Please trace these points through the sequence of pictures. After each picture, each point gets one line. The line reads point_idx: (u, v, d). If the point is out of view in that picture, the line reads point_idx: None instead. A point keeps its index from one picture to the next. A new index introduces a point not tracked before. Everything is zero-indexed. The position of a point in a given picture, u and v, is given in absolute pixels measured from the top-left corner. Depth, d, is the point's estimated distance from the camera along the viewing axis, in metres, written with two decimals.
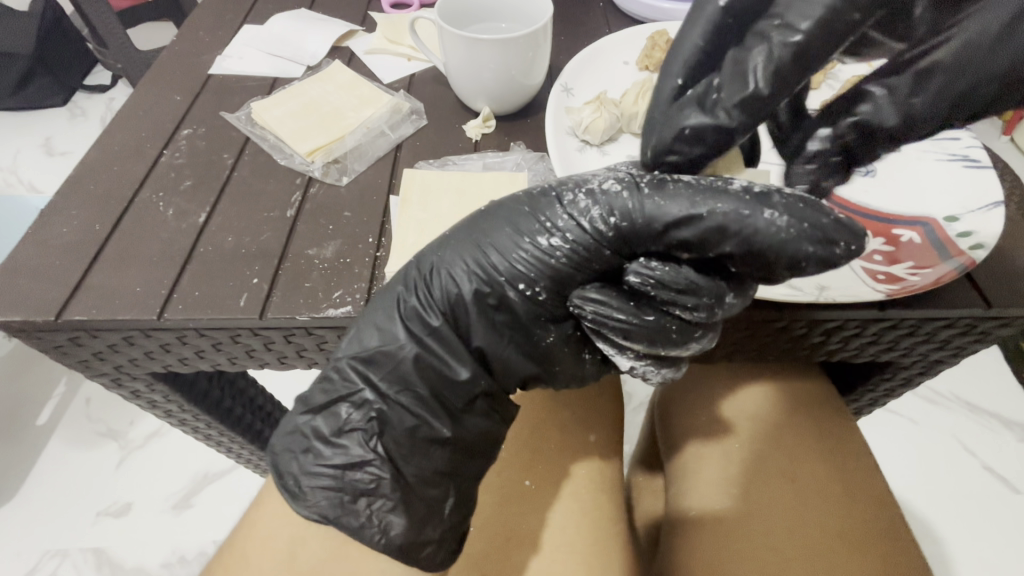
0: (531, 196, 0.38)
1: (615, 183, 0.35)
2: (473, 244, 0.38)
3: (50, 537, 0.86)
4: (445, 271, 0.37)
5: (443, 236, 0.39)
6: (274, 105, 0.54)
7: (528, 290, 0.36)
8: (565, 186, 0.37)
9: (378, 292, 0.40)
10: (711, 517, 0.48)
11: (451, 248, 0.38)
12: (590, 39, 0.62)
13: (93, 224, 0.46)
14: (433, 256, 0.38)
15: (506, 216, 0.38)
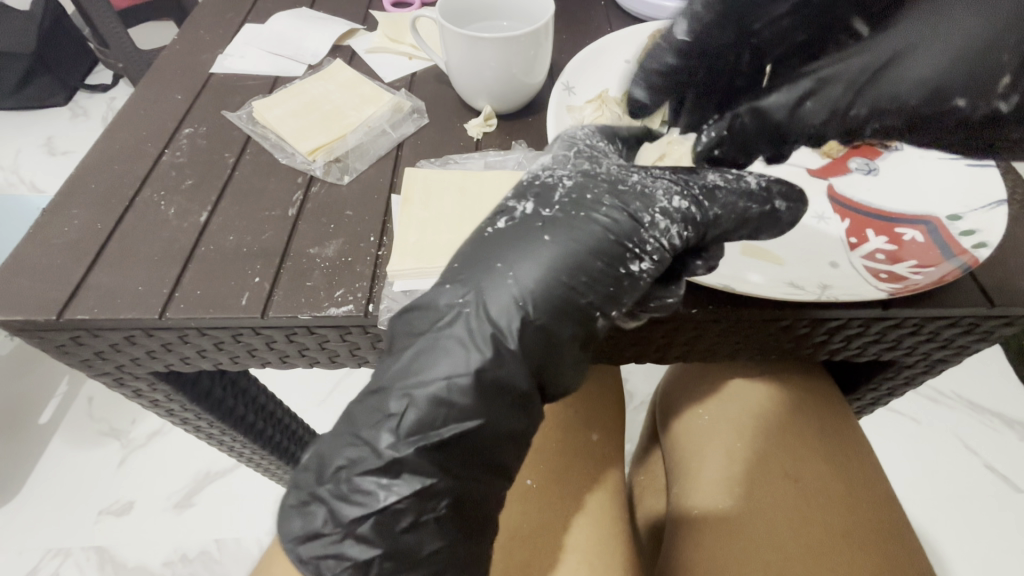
0: (580, 207, 0.35)
1: (680, 197, 0.36)
2: (548, 274, 0.33)
3: (54, 536, 0.86)
4: (518, 300, 0.32)
5: (502, 274, 0.33)
6: (275, 104, 0.54)
7: (620, 312, 0.35)
8: (634, 203, 0.35)
9: (425, 347, 0.32)
10: (713, 515, 0.48)
11: (524, 282, 0.32)
12: (591, 37, 0.62)
13: (95, 224, 0.46)
14: (477, 293, 0.33)
15: (579, 240, 0.33)
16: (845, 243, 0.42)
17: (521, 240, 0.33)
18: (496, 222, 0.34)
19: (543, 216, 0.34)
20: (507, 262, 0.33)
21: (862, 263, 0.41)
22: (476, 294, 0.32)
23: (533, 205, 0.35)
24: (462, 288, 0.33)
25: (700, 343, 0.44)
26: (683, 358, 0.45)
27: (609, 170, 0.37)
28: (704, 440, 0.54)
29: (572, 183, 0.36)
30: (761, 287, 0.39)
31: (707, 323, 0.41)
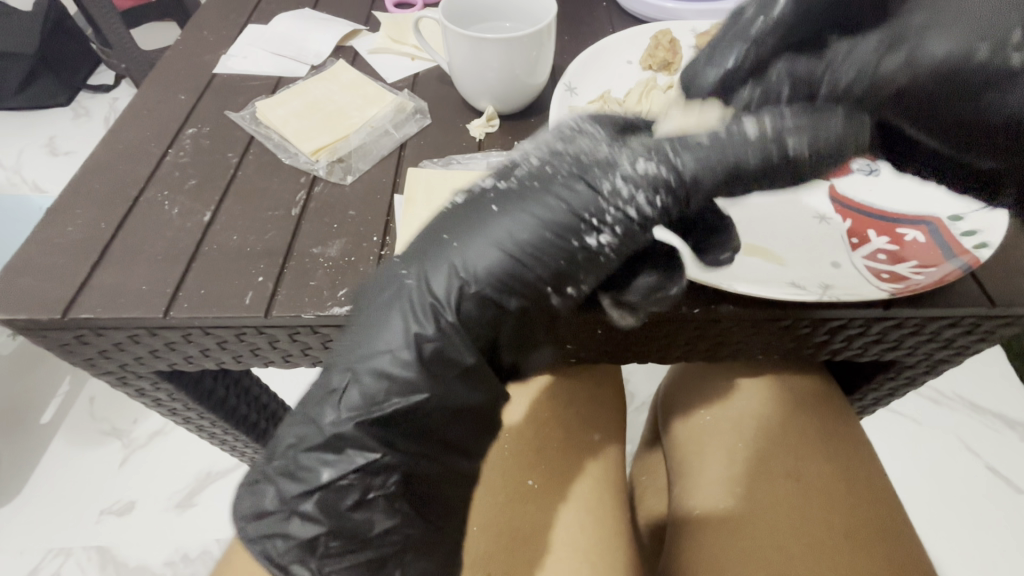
0: (538, 179, 0.32)
1: (646, 160, 0.31)
2: (499, 253, 0.32)
3: (55, 535, 0.86)
4: (463, 280, 0.32)
5: (453, 248, 0.32)
6: (278, 104, 0.54)
7: (574, 290, 0.33)
8: (591, 171, 0.32)
9: (375, 318, 0.33)
10: (713, 515, 0.48)
11: (472, 260, 0.32)
12: (593, 38, 0.62)
13: (98, 223, 0.46)
14: (421, 270, 0.33)
15: (530, 213, 0.32)
16: (848, 243, 0.43)
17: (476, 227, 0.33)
18: (456, 200, 0.34)
19: (495, 196, 0.33)
20: (459, 238, 0.33)
21: (864, 264, 0.41)
22: (421, 271, 0.33)
23: (496, 185, 0.34)
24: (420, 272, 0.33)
25: (702, 343, 0.44)
26: (685, 358, 0.46)
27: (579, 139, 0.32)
28: (705, 441, 0.54)
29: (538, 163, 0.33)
30: (765, 286, 0.39)
31: (710, 322, 0.41)
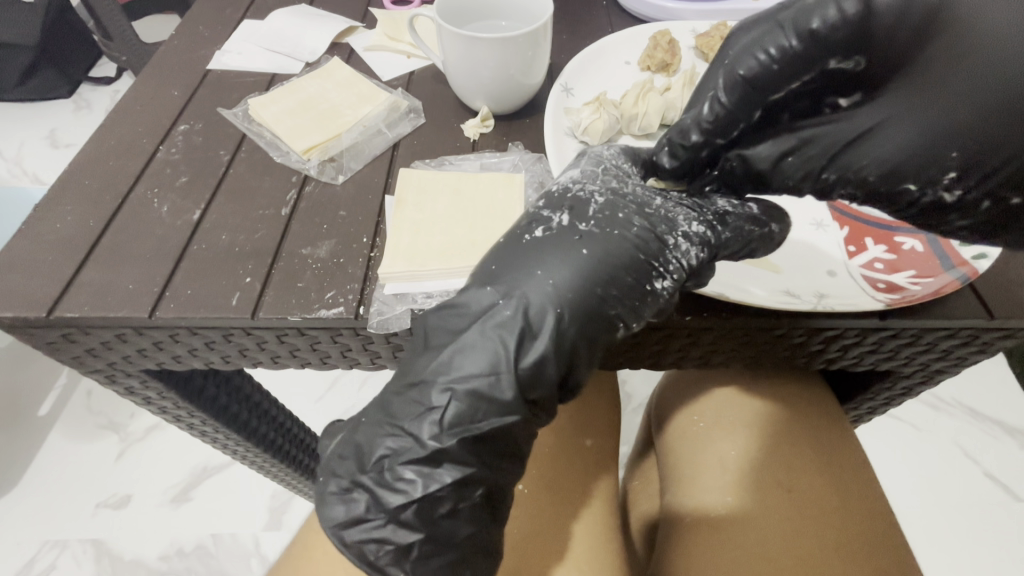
0: (614, 224, 0.35)
1: (698, 223, 0.37)
2: (569, 278, 0.33)
3: (51, 528, 0.86)
4: (525, 288, 0.33)
5: (575, 243, 0.34)
6: (270, 101, 0.53)
7: (661, 283, 0.35)
8: (660, 226, 0.36)
9: (518, 269, 0.33)
10: (703, 525, 0.48)
11: (551, 280, 0.33)
12: (591, 37, 0.62)
13: (88, 220, 0.45)
14: (515, 295, 0.32)
15: (574, 262, 0.33)
16: (844, 250, 0.42)
17: (567, 241, 0.34)
18: (534, 231, 0.34)
19: (580, 230, 0.34)
20: (583, 242, 0.34)
21: (860, 272, 0.40)
22: (504, 289, 0.33)
23: (569, 218, 0.35)
24: (532, 274, 0.33)
25: (694, 351, 0.43)
26: (678, 365, 0.45)
27: (619, 178, 0.38)
28: (697, 449, 0.53)
29: (604, 198, 0.36)
30: (763, 293, 0.39)
31: (703, 330, 0.41)
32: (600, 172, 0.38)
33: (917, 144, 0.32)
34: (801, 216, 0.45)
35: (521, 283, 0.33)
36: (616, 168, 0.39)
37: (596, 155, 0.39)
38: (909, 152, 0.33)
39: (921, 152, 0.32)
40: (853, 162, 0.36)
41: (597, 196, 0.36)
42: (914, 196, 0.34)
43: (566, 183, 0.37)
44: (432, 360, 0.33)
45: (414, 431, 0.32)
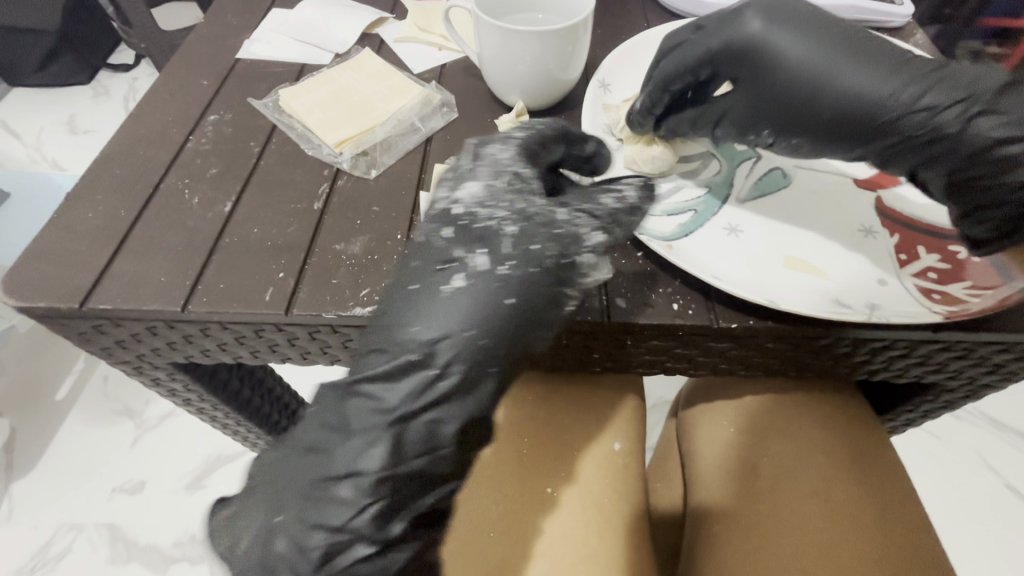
0: (529, 258, 0.34)
1: (598, 229, 0.37)
2: (473, 313, 0.32)
3: (67, 512, 0.86)
4: (436, 325, 0.32)
5: (495, 283, 0.33)
6: (302, 93, 0.52)
7: (571, 306, 0.36)
8: (567, 245, 0.36)
9: (425, 307, 0.33)
10: (733, 533, 0.46)
11: (455, 319, 0.32)
12: (626, 32, 0.60)
13: (119, 210, 0.45)
14: (423, 340, 0.32)
15: (477, 301, 0.33)
16: (895, 258, 0.40)
17: (485, 288, 0.33)
18: (453, 280, 0.33)
19: (499, 274, 0.33)
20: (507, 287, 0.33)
21: (913, 282, 0.38)
22: (424, 335, 0.32)
23: (486, 258, 0.34)
24: (448, 327, 0.32)
25: (735, 358, 0.42)
26: (717, 372, 0.44)
27: (522, 201, 0.37)
28: (725, 456, 0.52)
29: (516, 229, 0.35)
30: (806, 305, 0.37)
31: (746, 338, 0.39)
32: (501, 189, 0.37)
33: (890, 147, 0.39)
34: (850, 220, 0.43)
35: (430, 329, 0.32)
36: (514, 185, 0.37)
37: (494, 167, 0.38)
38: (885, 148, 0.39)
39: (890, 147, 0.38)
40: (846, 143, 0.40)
41: (506, 226, 0.35)
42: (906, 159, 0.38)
43: (471, 204, 0.36)
44: (359, 449, 0.31)
45: (352, 529, 0.30)
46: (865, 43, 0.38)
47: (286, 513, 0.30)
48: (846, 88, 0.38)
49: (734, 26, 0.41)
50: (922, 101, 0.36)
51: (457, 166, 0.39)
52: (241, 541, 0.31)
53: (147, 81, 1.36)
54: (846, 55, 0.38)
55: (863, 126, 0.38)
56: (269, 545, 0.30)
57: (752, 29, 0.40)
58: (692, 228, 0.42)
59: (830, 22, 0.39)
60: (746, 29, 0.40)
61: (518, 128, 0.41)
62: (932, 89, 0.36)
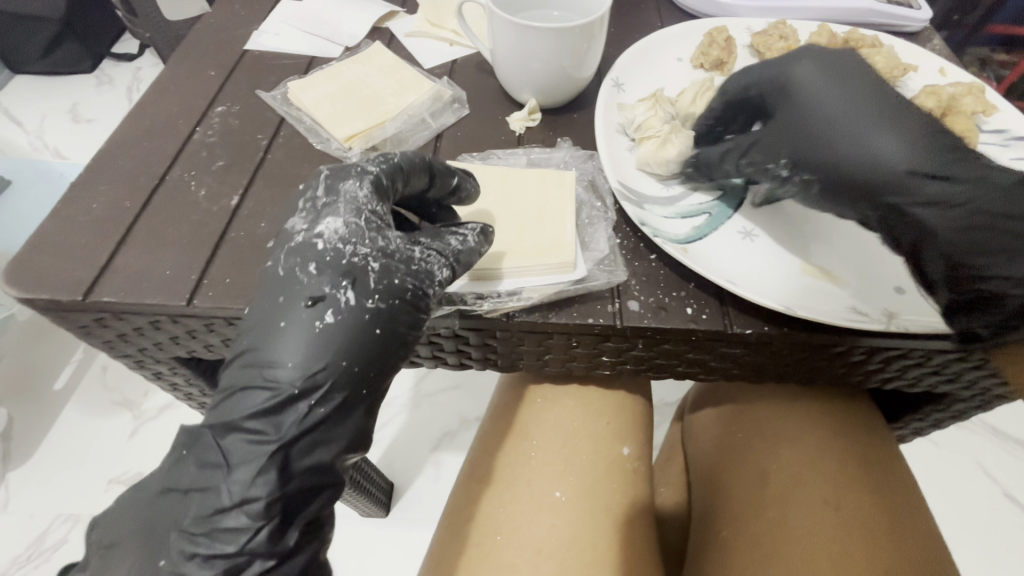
0: (392, 294, 0.35)
1: (447, 266, 0.37)
2: (308, 344, 0.33)
3: (63, 502, 0.86)
4: (308, 360, 0.33)
5: (274, 318, 0.34)
6: (310, 85, 0.51)
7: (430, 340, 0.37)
8: (424, 286, 0.36)
9: (271, 333, 0.34)
10: (743, 539, 0.46)
11: (305, 355, 0.33)
12: (640, 31, 0.59)
13: (122, 201, 0.44)
14: (282, 374, 0.33)
15: (335, 337, 0.34)
16: None
17: (355, 322, 0.34)
18: (325, 318, 0.34)
19: (369, 309, 0.34)
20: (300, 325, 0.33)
21: None
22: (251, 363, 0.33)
23: (353, 294, 0.34)
24: (319, 360, 0.33)
25: (750, 364, 0.41)
26: (730, 378, 0.44)
27: (384, 238, 0.36)
28: (735, 461, 0.51)
29: (379, 266, 0.35)
30: (822, 311, 0.37)
31: (760, 345, 0.39)
32: (361, 225, 0.36)
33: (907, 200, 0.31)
34: None
35: (293, 363, 0.33)
36: (374, 221, 0.36)
37: (350, 202, 0.36)
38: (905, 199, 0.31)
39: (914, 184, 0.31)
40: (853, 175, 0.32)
41: (370, 261, 0.35)
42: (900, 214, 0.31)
43: (333, 240, 0.35)
44: (246, 480, 0.32)
45: (250, 549, 0.32)
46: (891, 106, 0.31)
47: (169, 552, 0.32)
48: (863, 151, 0.31)
49: (784, 66, 0.36)
50: (918, 170, 0.30)
51: (311, 197, 0.37)
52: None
53: (151, 71, 1.35)
54: (869, 104, 0.32)
55: (861, 194, 0.32)
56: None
57: (804, 82, 0.34)
58: (707, 231, 0.42)
59: (860, 71, 0.33)
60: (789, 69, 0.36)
61: (372, 159, 0.39)
62: (938, 200, 0.30)
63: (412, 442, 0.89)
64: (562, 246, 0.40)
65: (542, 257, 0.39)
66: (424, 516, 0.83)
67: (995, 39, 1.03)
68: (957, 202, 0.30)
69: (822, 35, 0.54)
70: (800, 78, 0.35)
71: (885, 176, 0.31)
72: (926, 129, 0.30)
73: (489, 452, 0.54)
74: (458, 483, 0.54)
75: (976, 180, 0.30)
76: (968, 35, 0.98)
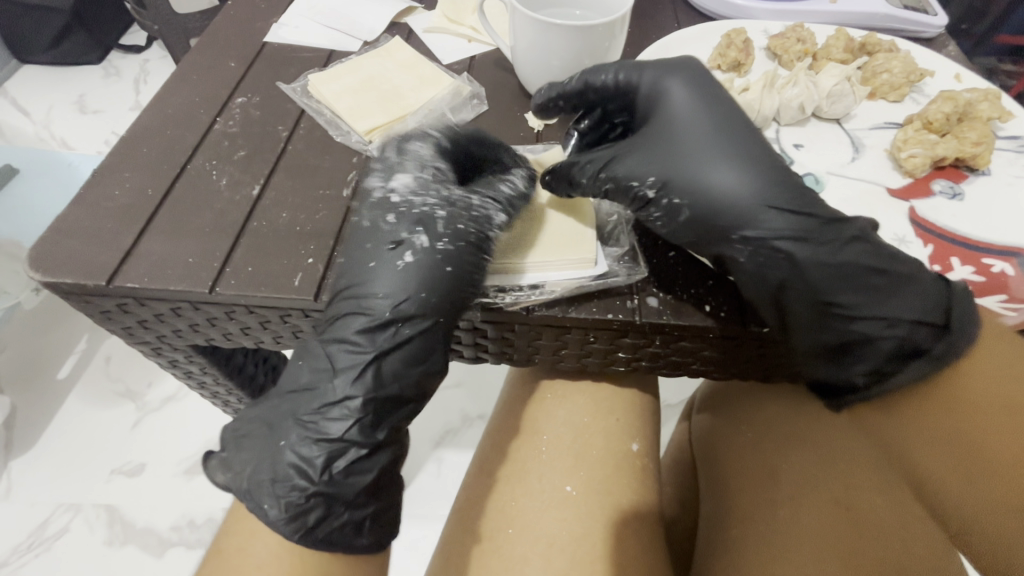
0: (459, 236, 0.39)
1: (501, 211, 0.41)
2: (398, 283, 0.38)
3: (65, 491, 0.85)
4: (398, 294, 0.37)
5: (368, 262, 0.38)
6: (331, 78, 0.52)
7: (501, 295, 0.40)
8: (483, 230, 0.40)
9: (369, 272, 0.38)
10: (750, 535, 0.47)
11: (395, 288, 0.37)
12: (657, 31, 0.60)
13: (145, 189, 0.45)
14: (371, 305, 0.37)
15: (416, 275, 0.38)
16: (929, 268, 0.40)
17: (430, 262, 0.38)
18: (404, 257, 0.38)
19: (441, 249, 0.38)
20: (381, 262, 0.38)
21: None
22: (342, 305, 0.38)
23: (426, 238, 0.38)
24: (404, 293, 0.37)
25: (762, 362, 0.42)
26: (744, 377, 0.44)
27: (445, 191, 0.41)
28: (743, 457, 0.52)
29: (444, 212, 0.39)
30: None
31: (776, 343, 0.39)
32: (429, 182, 0.41)
33: (794, 221, 0.36)
34: (883, 229, 0.43)
35: (389, 295, 0.37)
36: (439, 178, 0.41)
37: (412, 162, 0.41)
38: (789, 234, 0.36)
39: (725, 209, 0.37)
40: (683, 195, 0.38)
41: (437, 210, 0.39)
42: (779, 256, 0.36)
43: (405, 194, 0.40)
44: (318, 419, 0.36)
45: (346, 440, 0.36)
46: (749, 137, 0.38)
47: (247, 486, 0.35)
48: (729, 177, 0.37)
49: (651, 84, 0.41)
50: (769, 204, 0.36)
51: (383, 159, 0.42)
52: (248, 471, 0.35)
53: (160, 65, 1.36)
54: (719, 125, 0.38)
55: (718, 212, 0.37)
56: (278, 457, 0.35)
57: (675, 100, 0.40)
58: None
59: (737, 114, 0.39)
60: (657, 88, 0.41)
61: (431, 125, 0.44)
62: (790, 232, 0.36)
63: (416, 439, 0.89)
64: (583, 242, 0.41)
65: (565, 252, 0.40)
66: (428, 512, 0.83)
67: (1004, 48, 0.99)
68: (823, 239, 0.36)
69: (839, 38, 0.54)
70: (669, 95, 0.40)
71: (750, 207, 0.36)
72: (776, 169, 0.37)
73: (498, 447, 0.54)
74: (468, 478, 0.54)
75: (829, 223, 0.36)
76: (977, 44, 0.96)
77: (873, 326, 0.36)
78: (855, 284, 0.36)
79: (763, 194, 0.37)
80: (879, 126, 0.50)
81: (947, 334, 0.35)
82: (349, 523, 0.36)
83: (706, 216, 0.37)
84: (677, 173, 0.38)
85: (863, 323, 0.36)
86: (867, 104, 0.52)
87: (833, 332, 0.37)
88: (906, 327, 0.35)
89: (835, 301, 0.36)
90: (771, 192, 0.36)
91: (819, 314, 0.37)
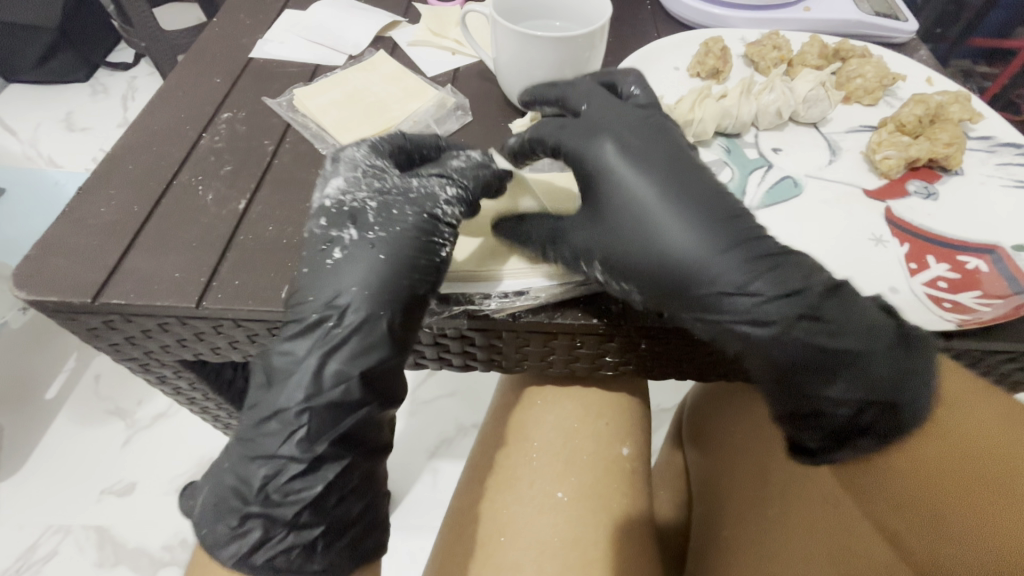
0: (392, 222, 0.38)
1: (449, 188, 0.41)
2: (337, 285, 0.36)
3: (53, 512, 0.84)
4: (332, 292, 0.36)
5: (306, 269, 0.37)
6: (317, 92, 0.52)
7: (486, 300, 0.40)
8: (426, 209, 0.39)
9: (314, 277, 0.37)
10: (743, 539, 0.46)
11: (335, 288, 0.36)
12: (637, 40, 0.61)
13: (131, 206, 0.45)
14: (313, 308, 0.36)
15: (352, 270, 0.36)
16: (906, 267, 0.41)
17: (361, 254, 0.37)
18: (332, 254, 0.37)
19: (371, 239, 0.37)
20: (312, 268, 0.37)
21: (923, 290, 0.40)
22: (296, 312, 0.36)
23: (355, 231, 0.38)
24: (343, 291, 0.36)
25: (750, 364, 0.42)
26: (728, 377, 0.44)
27: (382, 180, 0.41)
28: (732, 460, 0.53)
29: (377, 203, 0.39)
30: None
31: None
32: (362, 177, 0.40)
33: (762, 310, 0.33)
34: (860, 230, 0.44)
35: (330, 296, 0.36)
36: (376, 171, 0.41)
37: (348, 163, 0.41)
38: (755, 321, 0.32)
39: (672, 286, 0.34)
40: (629, 269, 0.35)
41: (368, 203, 0.39)
42: (728, 338, 0.34)
43: (337, 195, 0.39)
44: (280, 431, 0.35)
45: (279, 456, 0.34)
46: (699, 203, 0.34)
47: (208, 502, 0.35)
48: (676, 251, 0.34)
49: (591, 139, 0.38)
50: (729, 290, 0.33)
51: (321, 175, 0.42)
52: (226, 480, 0.35)
53: (147, 81, 1.36)
54: (667, 189, 0.35)
55: (669, 291, 0.35)
56: (221, 477, 0.35)
57: (613, 168, 0.37)
58: None
59: (688, 171, 0.36)
60: (598, 148, 0.37)
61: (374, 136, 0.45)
62: (757, 316, 0.32)
63: (411, 450, 0.89)
64: None
65: (549, 257, 0.40)
66: (423, 524, 0.82)
67: (977, 52, 1.02)
68: (762, 317, 0.32)
69: (813, 45, 0.56)
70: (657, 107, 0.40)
71: (706, 289, 0.33)
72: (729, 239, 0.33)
73: (488, 453, 0.55)
74: (460, 484, 0.54)
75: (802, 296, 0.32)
76: (952, 48, 0.99)
77: (831, 401, 0.32)
78: (819, 365, 0.32)
79: (712, 267, 0.33)
80: (854, 129, 0.52)
81: (892, 411, 0.31)
82: (295, 547, 0.35)
83: (659, 291, 0.35)
84: (626, 244, 0.36)
85: (826, 400, 0.32)
86: (842, 108, 0.53)
87: (794, 398, 0.34)
88: (854, 404, 0.31)
89: (794, 375, 0.33)
90: (716, 269, 0.33)
91: (776, 387, 0.34)
